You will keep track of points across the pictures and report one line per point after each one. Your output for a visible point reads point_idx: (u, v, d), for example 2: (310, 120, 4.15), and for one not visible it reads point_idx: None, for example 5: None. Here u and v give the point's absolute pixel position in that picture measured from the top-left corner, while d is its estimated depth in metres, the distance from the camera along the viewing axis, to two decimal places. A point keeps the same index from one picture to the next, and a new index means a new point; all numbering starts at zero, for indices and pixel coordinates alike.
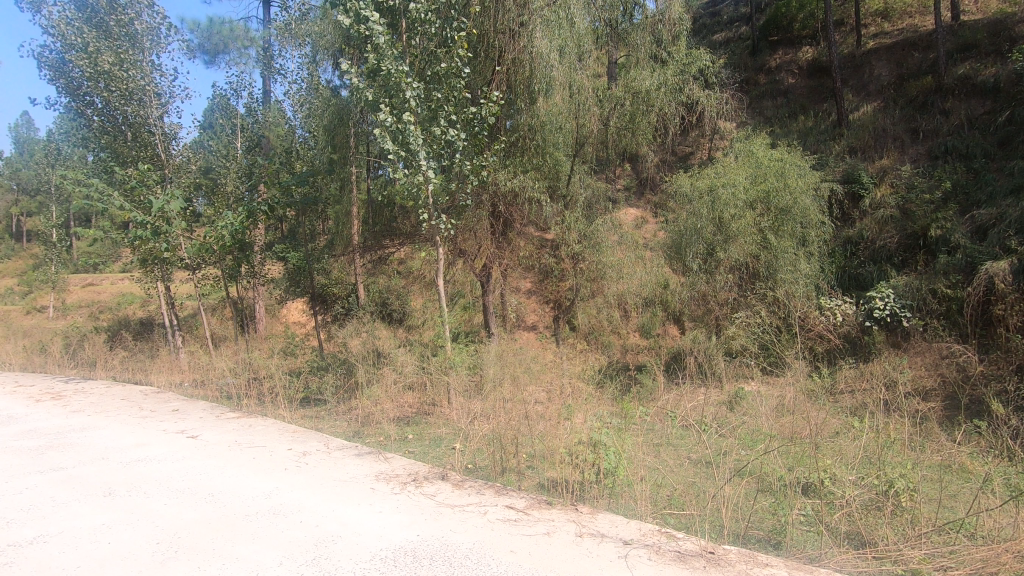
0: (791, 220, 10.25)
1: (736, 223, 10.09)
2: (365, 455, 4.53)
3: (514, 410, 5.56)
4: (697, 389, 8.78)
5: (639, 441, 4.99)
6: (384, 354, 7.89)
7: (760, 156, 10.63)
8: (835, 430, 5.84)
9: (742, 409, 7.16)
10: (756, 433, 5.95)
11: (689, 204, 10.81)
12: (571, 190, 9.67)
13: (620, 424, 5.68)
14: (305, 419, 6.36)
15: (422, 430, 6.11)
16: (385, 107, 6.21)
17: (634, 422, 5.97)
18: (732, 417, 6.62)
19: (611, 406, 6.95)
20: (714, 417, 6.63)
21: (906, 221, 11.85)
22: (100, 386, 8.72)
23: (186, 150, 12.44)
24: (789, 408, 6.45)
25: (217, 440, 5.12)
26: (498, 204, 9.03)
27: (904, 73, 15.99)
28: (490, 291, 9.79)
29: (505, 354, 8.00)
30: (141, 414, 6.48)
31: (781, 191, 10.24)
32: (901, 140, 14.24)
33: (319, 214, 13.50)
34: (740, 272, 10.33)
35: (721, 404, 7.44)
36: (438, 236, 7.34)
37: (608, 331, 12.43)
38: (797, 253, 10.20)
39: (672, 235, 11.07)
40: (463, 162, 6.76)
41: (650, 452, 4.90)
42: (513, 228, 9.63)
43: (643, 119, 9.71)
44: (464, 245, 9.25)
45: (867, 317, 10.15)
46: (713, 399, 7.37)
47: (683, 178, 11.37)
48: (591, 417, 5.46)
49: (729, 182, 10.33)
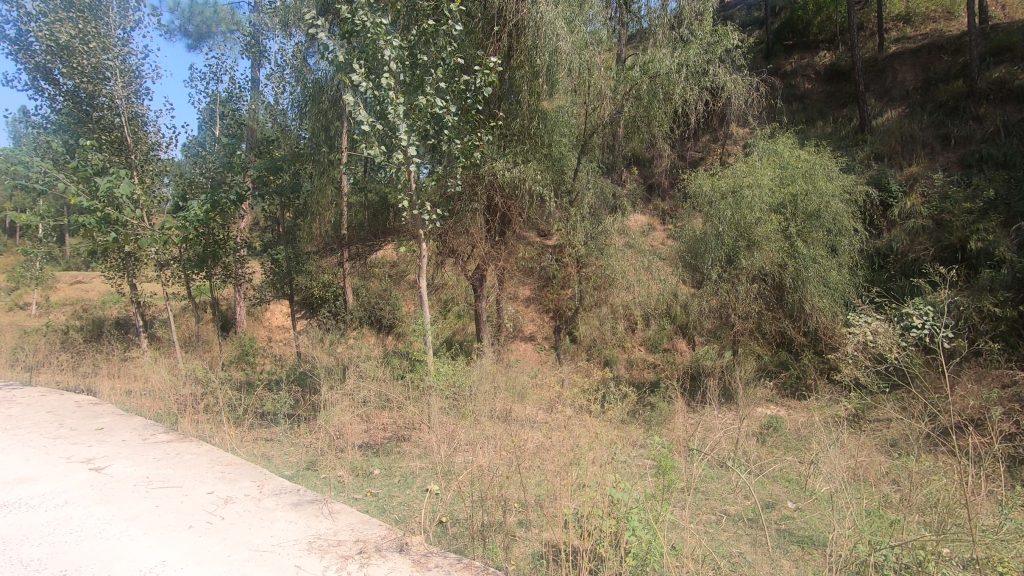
0: (821, 225, 9.30)
1: (761, 229, 8.95)
2: (306, 507, 3.43)
3: (506, 447, 4.51)
4: (717, 416, 7.72)
5: (663, 494, 3.91)
6: (355, 364, 6.81)
7: (786, 155, 9.62)
8: (899, 481, 4.76)
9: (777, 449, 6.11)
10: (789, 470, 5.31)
11: (707, 205, 9.47)
12: (577, 186, 8.51)
13: (633, 475, 4.52)
14: (253, 446, 5.28)
15: (393, 461, 5.04)
16: (358, 69, 5.20)
17: (646, 459, 5.00)
18: (766, 456, 5.56)
19: (621, 436, 5.89)
20: (744, 454, 5.64)
21: (941, 231, 10.90)
22: (34, 394, 7.64)
23: (155, 133, 11.46)
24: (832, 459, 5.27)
25: (124, 475, 4.01)
26: (495, 198, 8.09)
27: (930, 77, 15.06)
28: (484, 298, 8.85)
29: (499, 373, 6.95)
30: (54, 435, 5.34)
31: (810, 194, 9.31)
32: (931, 146, 13.27)
33: (317, 216, 13.00)
34: (764, 283, 9.29)
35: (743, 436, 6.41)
36: (422, 229, 6.27)
37: (613, 345, 11.63)
38: (828, 263, 9.20)
39: (685, 241, 10.00)
40: (451, 141, 5.77)
41: (680, 510, 3.82)
42: (512, 228, 8.62)
43: (661, 108, 8.50)
44: (455, 244, 8.42)
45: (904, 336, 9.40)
46: (739, 430, 6.32)
47: (704, 176, 10.00)
48: (603, 460, 4.32)
49: (756, 181, 9.07)
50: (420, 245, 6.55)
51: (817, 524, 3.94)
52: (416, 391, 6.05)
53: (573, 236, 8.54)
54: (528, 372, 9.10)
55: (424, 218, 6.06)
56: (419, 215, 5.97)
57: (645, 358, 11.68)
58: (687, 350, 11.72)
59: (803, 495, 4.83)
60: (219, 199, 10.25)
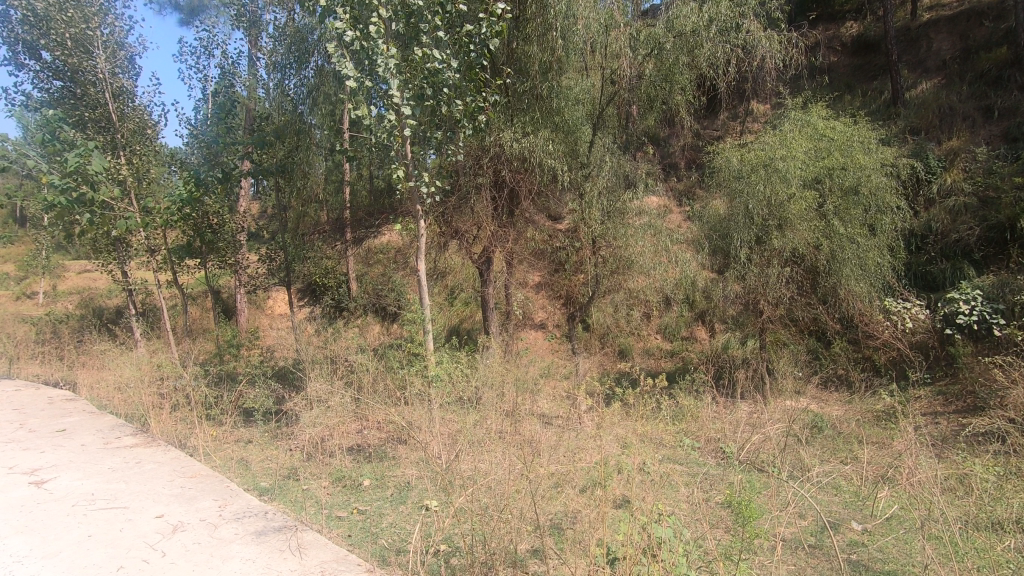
0: (859, 202, 8.52)
1: (794, 205, 8.19)
2: (270, 538, 2.79)
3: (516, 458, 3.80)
4: (748, 413, 7.02)
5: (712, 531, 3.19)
6: (349, 355, 6.20)
7: (819, 126, 8.86)
8: (983, 502, 4.04)
9: (823, 457, 5.41)
10: (845, 485, 4.59)
11: (735, 181, 8.70)
12: (592, 159, 7.80)
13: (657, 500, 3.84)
14: (229, 451, 4.65)
15: (387, 469, 4.42)
16: (343, 16, 4.56)
17: (679, 471, 4.31)
18: (813, 465, 4.87)
19: (646, 439, 5.21)
20: (787, 463, 4.96)
21: (986, 210, 10.04)
22: (8, 388, 7.08)
23: (142, 110, 10.77)
24: (889, 475, 4.54)
25: (66, 490, 3.43)
26: (501, 172, 7.45)
27: (969, 46, 14.01)
28: (491, 282, 8.25)
29: (508, 368, 6.29)
30: (9, 437, 4.76)
31: (846, 168, 8.56)
32: (972, 118, 12.30)
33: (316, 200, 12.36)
34: (797, 266, 8.51)
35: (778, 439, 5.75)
36: (419, 204, 5.59)
37: (628, 333, 10.95)
38: (867, 244, 8.42)
39: (709, 220, 9.21)
40: (450, 102, 5.11)
41: (730, 547, 3.12)
42: (521, 207, 7.95)
43: (684, 71, 7.69)
44: (459, 224, 7.74)
45: (946, 323, 8.89)
46: (777, 432, 5.64)
47: (730, 150, 9.20)
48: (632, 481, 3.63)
49: (789, 153, 8.38)
50: (418, 222, 5.85)
51: (895, 564, 3.24)
52: (414, 386, 5.42)
53: (587, 215, 7.77)
54: (541, 365, 8.48)
55: (421, 192, 5.41)
56: (415, 186, 5.33)
57: (663, 347, 11.00)
58: (708, 338, 10.99)
59: (862, 513, 4.15)
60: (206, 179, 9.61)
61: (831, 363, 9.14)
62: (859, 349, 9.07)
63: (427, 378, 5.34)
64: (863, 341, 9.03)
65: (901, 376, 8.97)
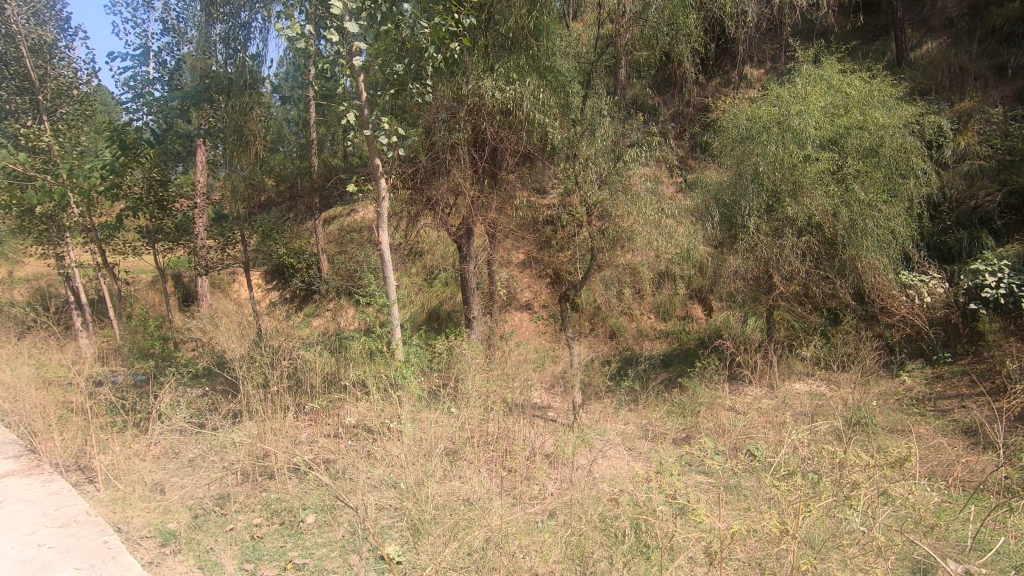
0: (878, 165, 7.67)
1: (809, 167, 7.33)
2: None
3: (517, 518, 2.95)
4: (771, 407, 6.16)
5: None
6: (296, 346, 5.15)
7: (834, 79, 7.96)
8: None
9: (870, 463, 4.60)
10: (912, 511, 3.80)
11: (743, 142, 7.77)
12: (586, 116, 6.76)
13: (679, 543, 3.07)
14: (135, 471, 3.67)
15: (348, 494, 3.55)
16: None
17: (719, 508, 3.45)
18: (868, 483, 4.06)
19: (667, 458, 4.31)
20: (834, 478, 4.15)
21: (1007, 175, 9.27)
22: None
23: (69, 66, 9.35)
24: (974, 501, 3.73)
25: None
26: (482, 128, 6.44)
27: (977, 3, 13.13)
28: (471, 259, 7.21)
29: (493, 363, 5.30)
30: None
31: (867, 125, 7.66)
32: (984, 78, 11.51)
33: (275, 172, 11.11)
34: (813, 237, 7.64)
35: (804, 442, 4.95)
36: (380, 155, 4.79)
37: (619, 311, 10.12)
38: (888, 211, 7.58)
39: (712, 186, 8.26)
40: (415, 27, 4.66)
41: None
42: (504, 172, 6.91)
43: (691, 12, 6.71)
44: (432, 191, 6.68)
45: (969, 297, 8.17)
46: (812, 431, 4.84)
47: (736, 107, 8.25)
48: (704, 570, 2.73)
49: (805, 109, 7.47)
50: (382, 184, 4.85)
51: None
52: (372, 384, 4.40)
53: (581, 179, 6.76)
54: (528, 353, 7.55)
55: (383, 141, 4.73)
56: (373, 135, 4.66)
57: (657, 327, 10.11)
58: (707, 316, 10.13)
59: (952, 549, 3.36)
60: (127, 138, 7.78)
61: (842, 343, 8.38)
62: (872, 327, 8.32)
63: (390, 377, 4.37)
64: (878, 318, 8.28)
65: (917, 356, 8.30)
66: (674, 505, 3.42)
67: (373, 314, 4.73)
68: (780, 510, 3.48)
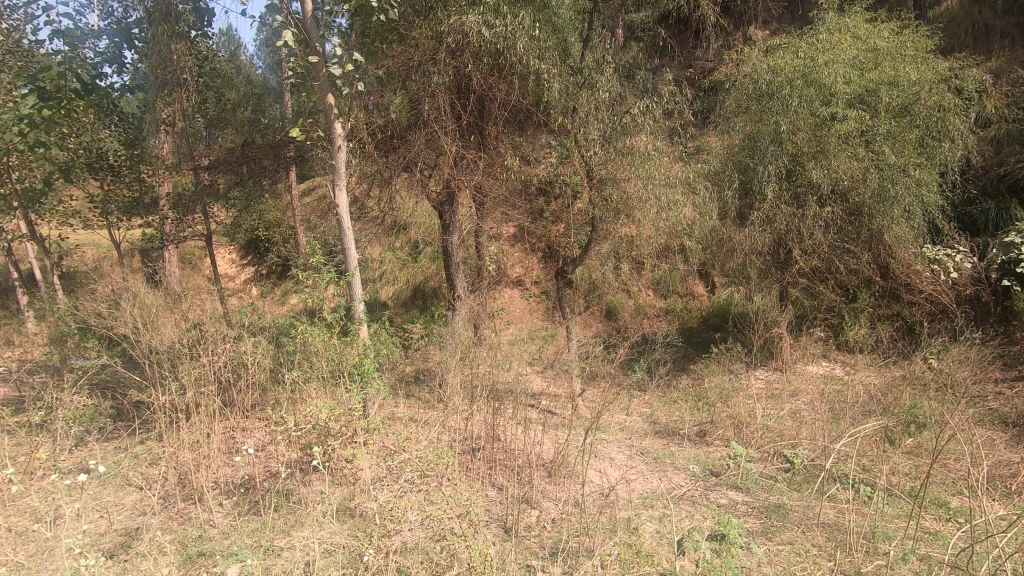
0: (911, 125, 6.88)
1: (833, 124, 6.54)
2: None
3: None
4: (796, 397, 5.45)
5: None
6: (242, 331, 4.31)
7: (862, 27, 7.11)
8: None
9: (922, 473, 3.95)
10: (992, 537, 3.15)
11: (761, 96, 6.90)
12: (587, 63, 5.89)
13: None
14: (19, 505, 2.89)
15: (298, 532, 2.81)
16: None
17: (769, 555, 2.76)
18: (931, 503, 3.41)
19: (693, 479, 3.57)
20: (891, 496, 3.48)
21: None
22: None
23: None
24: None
25: None
26: (465, 74, 5.56)
27: None
28: (455, 227, 6.37)
29: (479, 353, 4.50)
30: None
31: (900, 79, 6.82)
32: (1011, 37, 10.70)
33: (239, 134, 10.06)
34: (836, 205, 6.85)
35: (839, 445, 4.31)
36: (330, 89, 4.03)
37: (617, 288, 9.33)
38: (918, 176, 6.81)
39: (723, 148, 7.42)
40: None
41: None
42: (491, 128, 6.02)
43: None
44: (410, 149, 5.78)
45: (999, 272, 7.48)
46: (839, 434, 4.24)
47: (752, 59, 7.38)
48: None
49: (831, 59, 6.63)
50: (335, 126, 4.08)
51: None
52: (321, 381, 3.60)
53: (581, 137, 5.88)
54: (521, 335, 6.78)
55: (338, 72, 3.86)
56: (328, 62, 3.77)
57: (656, 305, 9.37)
58: (712, 292, 9.38)
59: None
60: (48, 86, 6.06)
61: (858, 322, 7.73)
62: (891, 304, 7.66)
63: (342, 368, 3.61)
64: (899, 294, 7.60)
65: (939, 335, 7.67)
66: (713, 541, 2.72)
67: (319, 293, 3.90)
68: (841, 548, 2.81)
